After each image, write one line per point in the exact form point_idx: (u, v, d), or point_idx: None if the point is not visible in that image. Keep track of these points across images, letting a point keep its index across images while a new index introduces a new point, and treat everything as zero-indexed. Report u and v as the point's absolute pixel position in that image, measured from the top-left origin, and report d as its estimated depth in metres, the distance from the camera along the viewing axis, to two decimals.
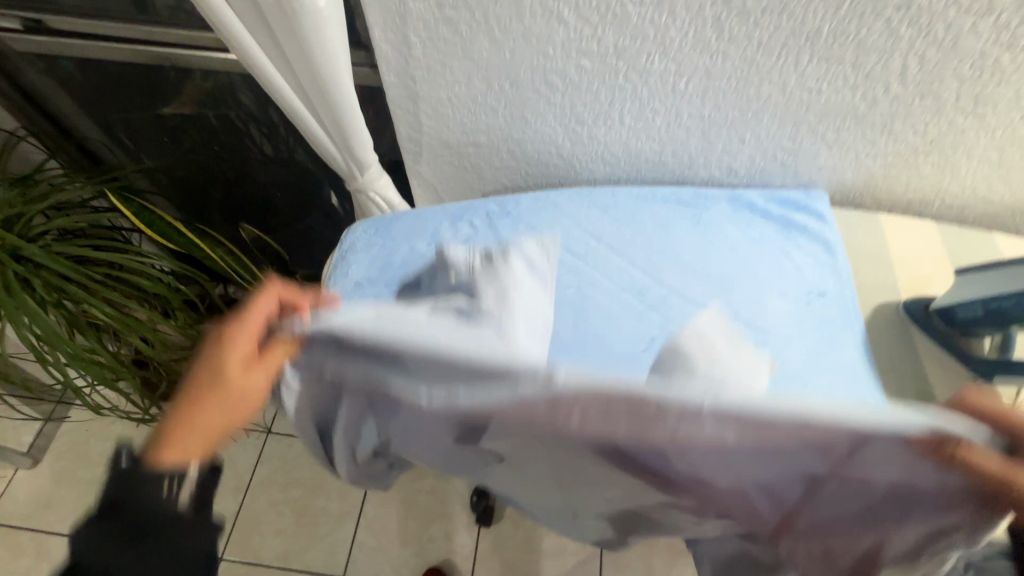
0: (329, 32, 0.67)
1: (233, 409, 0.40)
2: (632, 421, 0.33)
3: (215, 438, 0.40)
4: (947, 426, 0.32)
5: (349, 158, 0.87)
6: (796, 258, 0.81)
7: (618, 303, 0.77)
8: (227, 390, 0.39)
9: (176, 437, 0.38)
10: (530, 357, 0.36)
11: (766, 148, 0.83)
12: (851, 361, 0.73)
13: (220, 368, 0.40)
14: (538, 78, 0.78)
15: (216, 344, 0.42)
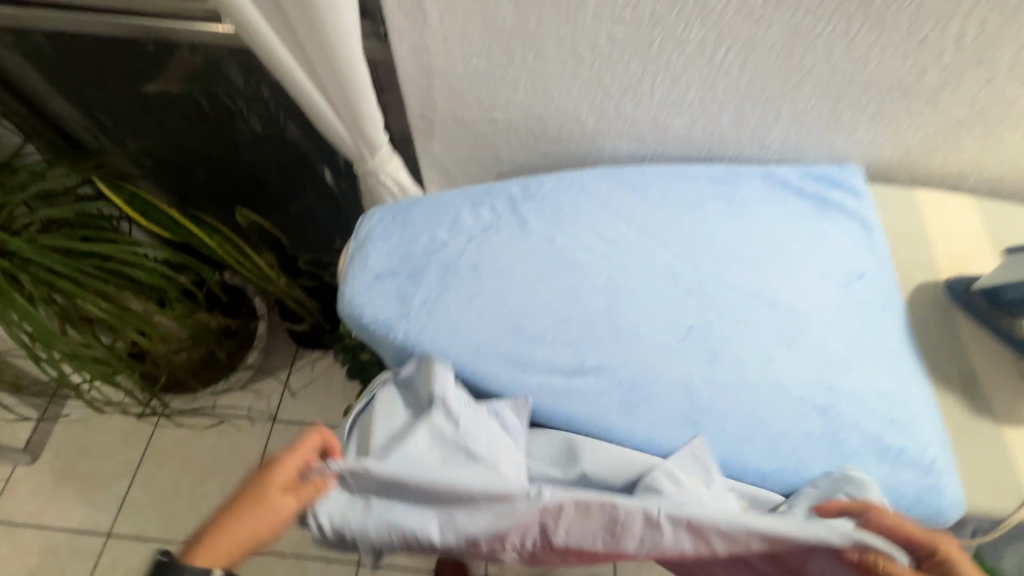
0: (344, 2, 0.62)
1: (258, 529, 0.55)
2: (606, 538, 0.51)
3: (240, 550, 0.55)
4: (873, 541, 0.49)
5: (358, 138, 0.81)
6: (833, 238, 0.78)
7: (652, 290, 0.73)
8: (267, 515, 0.55)
9: (212, 545, 0.54)
10: (517, 478, 0.55)
11: (803, 122, 0.79)
12: (895, 345, 0.70)
13: (263, 496, 0.56)
14: (565, 49, 0.73)
15: (263, 470, 0.57)
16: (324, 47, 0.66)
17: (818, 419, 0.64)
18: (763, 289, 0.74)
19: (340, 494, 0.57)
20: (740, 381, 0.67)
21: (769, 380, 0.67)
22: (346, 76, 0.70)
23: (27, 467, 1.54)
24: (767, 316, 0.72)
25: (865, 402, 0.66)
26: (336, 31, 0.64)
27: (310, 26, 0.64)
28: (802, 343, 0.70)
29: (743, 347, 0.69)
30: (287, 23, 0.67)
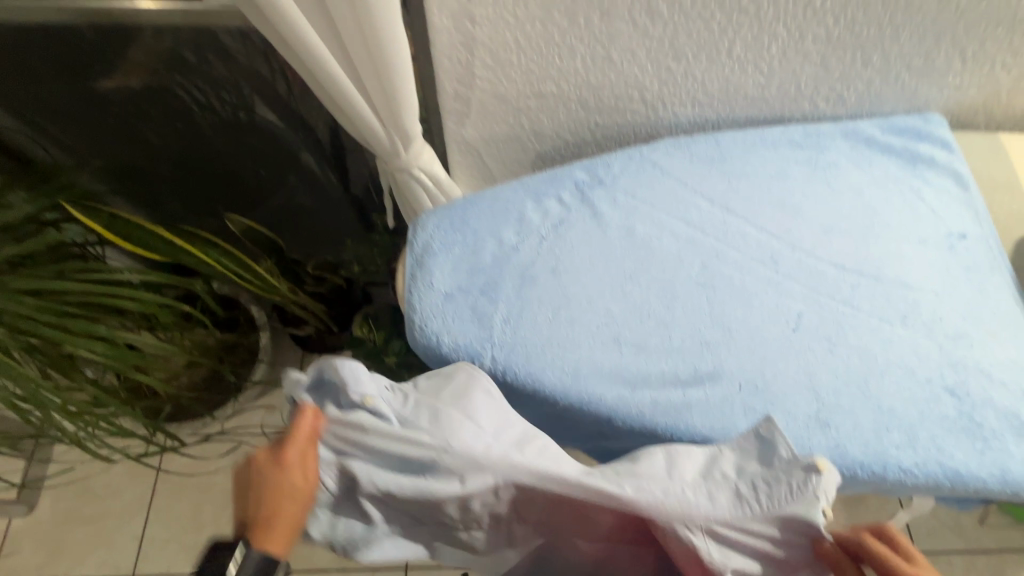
0: None
1: (293, 499, 0.45)
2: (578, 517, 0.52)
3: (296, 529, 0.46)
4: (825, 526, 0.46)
5: (390, 126, 0.68)
6: (927, 198, 0.72)
7: (751, 277, 0.66)
8: (289, 489, 0.45)
9: (273, 527, 0.45)
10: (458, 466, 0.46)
11: (891, 70, 0.71)
12: (1009, 309, 0.66)
13: (281, 493, 0.45)
14: (638, 4, 0.62)
15: (270, 482, 0.45)
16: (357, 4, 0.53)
17: (951, 402, 0.60)
18: (866, 263, 0.68)
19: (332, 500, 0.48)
20: (864, 369, 0.61)
21: (892, 365, 0.62)
22: (383, 42, 0.56)
23: (25, 518, 1.39)
24: (876, 291, 0.66)
25: (994, 375, 0.61)
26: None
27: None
28: (917, 317, 0.65)
29: (858, 330, 0.64)
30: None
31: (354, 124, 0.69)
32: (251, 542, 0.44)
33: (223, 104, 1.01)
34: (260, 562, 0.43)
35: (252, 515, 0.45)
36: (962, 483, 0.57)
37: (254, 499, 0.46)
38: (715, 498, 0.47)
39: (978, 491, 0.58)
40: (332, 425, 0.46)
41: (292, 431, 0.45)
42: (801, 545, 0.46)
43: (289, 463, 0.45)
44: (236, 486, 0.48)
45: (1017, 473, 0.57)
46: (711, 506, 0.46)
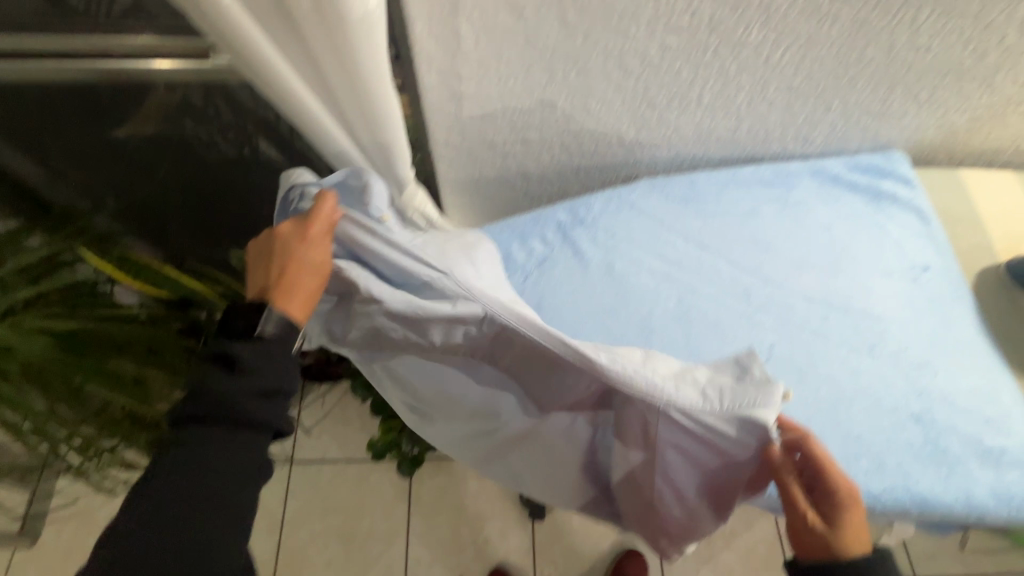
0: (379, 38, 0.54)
1: (306, 277, 0.51)
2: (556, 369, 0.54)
3: (312, 301, 0.52)
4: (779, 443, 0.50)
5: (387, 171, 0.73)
6: (892, 232, 0.76)
7: (724, 310, 0.70)
8: (308, 265, 0.51)
9: (292, 294, 0.51)
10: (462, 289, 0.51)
11: (852, 113, 0.76)
12: (972, 339, 0.69)
13: (299, 263, 0.51)
14: (611, 62, 0.66)
15: (293, 252, 0.51)
16: (352, 78, 0.56)
17: (917, 429, 0.63)
18: (835, 295, 0.72)
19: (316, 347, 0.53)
20: (833, 399, 0.65)
21: (861, 394, 0.65)
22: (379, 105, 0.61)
23: (27, 552, 1.41)
24: (844, 323, 0.70)
25: (958, 404, 0.64)
26: (369, 58, 0.54)
27: (337, 58, 0.54)
28: (884, 347, 0.68)
29: (829, 361, 0.67)
30: (303, 59, 0.57)
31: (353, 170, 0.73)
32: (273, 305, 0.51)
33: (227, 140, 1.06)
34: (279, 323, 0.51)
35: (274, 278, 0.52)
36: (929, 510, 0.60)
37: (275, 270, 0.52)
38: (681, 391, 0.49)
39: (943, 516, 0.60)
40: (348, 221, 0.52)
41: (308, 222, 0.50)
42: (752, 446, 0.50)
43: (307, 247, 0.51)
44: (262, 252, 0.55)
45: (981, 498, 0.60)
46: (679, 394, 0.49)
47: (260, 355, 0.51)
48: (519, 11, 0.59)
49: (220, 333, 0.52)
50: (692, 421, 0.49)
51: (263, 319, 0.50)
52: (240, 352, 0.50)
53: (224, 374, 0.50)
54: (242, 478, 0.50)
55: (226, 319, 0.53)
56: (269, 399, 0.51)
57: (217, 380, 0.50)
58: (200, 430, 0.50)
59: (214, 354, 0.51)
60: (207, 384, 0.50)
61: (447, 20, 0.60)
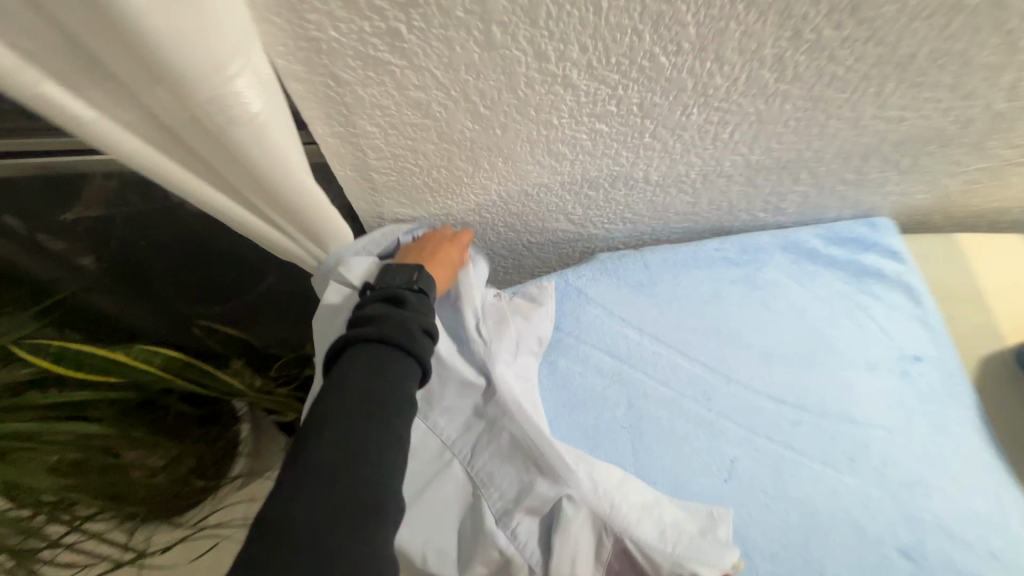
0: (276, 134, 0.42)
1: (450, 260, 0.62)
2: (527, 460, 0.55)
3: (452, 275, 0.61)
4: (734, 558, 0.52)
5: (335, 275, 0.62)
6: (877, 316, 0.67)
7: (681, 417, 0.62)
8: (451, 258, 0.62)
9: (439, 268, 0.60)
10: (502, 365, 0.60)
11: (824, 183, 0.68)
12: (971, 446, 0.60)
13: (448, 253, 0.62)
14: (538, 149, 0.60)
15: (442, 246, 0.63)
16: (267, 190, 0.46)
17: (906, 567, 0.54)
18: (810, 397, 0.63)
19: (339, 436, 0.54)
20: (807, 529, 0.56)
21: (840, 521, 0.56)
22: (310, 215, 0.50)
23: None
24: (819, 430, 0.61)
25: (956, 533, 0.55)
26: (280, 167, 0.44)
27: (240, 171, 0.43)
28: (867, 461, 0.59)
29: (800, 480, 0.58)
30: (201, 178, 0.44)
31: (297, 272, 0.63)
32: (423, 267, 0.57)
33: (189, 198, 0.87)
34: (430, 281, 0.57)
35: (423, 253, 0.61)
36: None
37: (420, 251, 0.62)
38: (643, 523, 0.53)
39: None
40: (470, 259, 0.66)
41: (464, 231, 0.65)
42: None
43: (454, 244, 0.64)
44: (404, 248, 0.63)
45: None
46: (638, 525, 0.52)
47: (424, 302, 0.54)
48: (422, 108, 0.53)
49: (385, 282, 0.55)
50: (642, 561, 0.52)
51: (417, 277, 0.56)
52: (408, 300, 0.53)
53: (394, 308, 0.51)
54: (400, 394, 0.46)
55: (389, 272, 0.57)
56: (429, 338, 0.51)
57: (392, 313, 0.51)
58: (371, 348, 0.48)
59: (380, 296, 0.53)
60: (385, 314, 0.50)
61: (346, 119, 0.54)
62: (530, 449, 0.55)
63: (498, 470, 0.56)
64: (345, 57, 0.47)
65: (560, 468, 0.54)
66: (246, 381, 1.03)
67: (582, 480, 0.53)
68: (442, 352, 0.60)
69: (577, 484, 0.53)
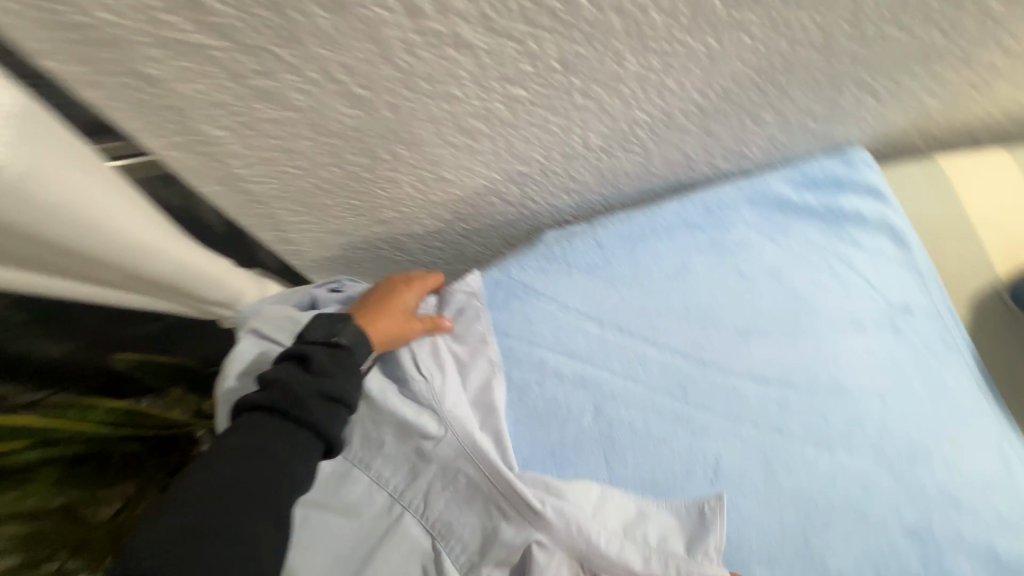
0: (39, 178, 0.33)
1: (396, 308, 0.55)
2: (488, 502, 0.47)
3: (395, 324, 0.53)
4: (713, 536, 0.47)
5: (186, 296, 0.53)
6: (859, 266, 0.59)
7: (655, 416, 0.55)
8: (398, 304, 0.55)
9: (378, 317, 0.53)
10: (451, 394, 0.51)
11: (792, 122, 0.58)
12: (969, 399, 0.54)
13: (397, 298, 0.56)
14: (446, 129, 0.48)
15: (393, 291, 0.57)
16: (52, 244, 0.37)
17: (911, 547, 0.49)
18: (795, 370, 0.56)
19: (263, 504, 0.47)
20: (804, 523, 0.50)
21: (839, 508, 0.50)
22: (126, 255, 0.42)
23: None
24: (809, 407, 0.54)
25: (961, 501, 0.50)
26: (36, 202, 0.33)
27: None
28: (862, 434, 0.53)
29: (795, 469, 0.52)
30: None
31: (138, 302, 0.53)
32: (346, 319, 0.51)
33: None
34: (358, 331, 0.49)
35: (366, 302, 0.55)
36: None
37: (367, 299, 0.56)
38: (625, 551, 0.46)
39: None
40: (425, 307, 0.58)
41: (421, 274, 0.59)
42: None
43: (411, 290, 0.57)
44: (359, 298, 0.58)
45: None
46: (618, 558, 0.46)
47: (341, 359, 0.47)
48: (278, 98, 0.40)
49: (306, 332, 0.49)
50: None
51: (341, 327, 0.49)
52: (319, 361, 0.46)
53: (298, 370, 0.45)
54: (294, 475, 0.42)
55: (314, 319, 0.50)
56: (333, 405, 0.45)
57: (293, 375, 0.45)
58: (263, 418, 0.44)
59: (290, 352, 0.47)
60: (282, 377, 0.45)
61: (181, 126, 0.41)
62: (489, 492, 0.47)
63: (460, 520, 0.47)
64: (142, 46, 0.34)
65: (525, 513, 0.46)
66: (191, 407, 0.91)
67: (553, 522, 0.46)
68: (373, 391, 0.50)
69: (546, 527, 0.46)
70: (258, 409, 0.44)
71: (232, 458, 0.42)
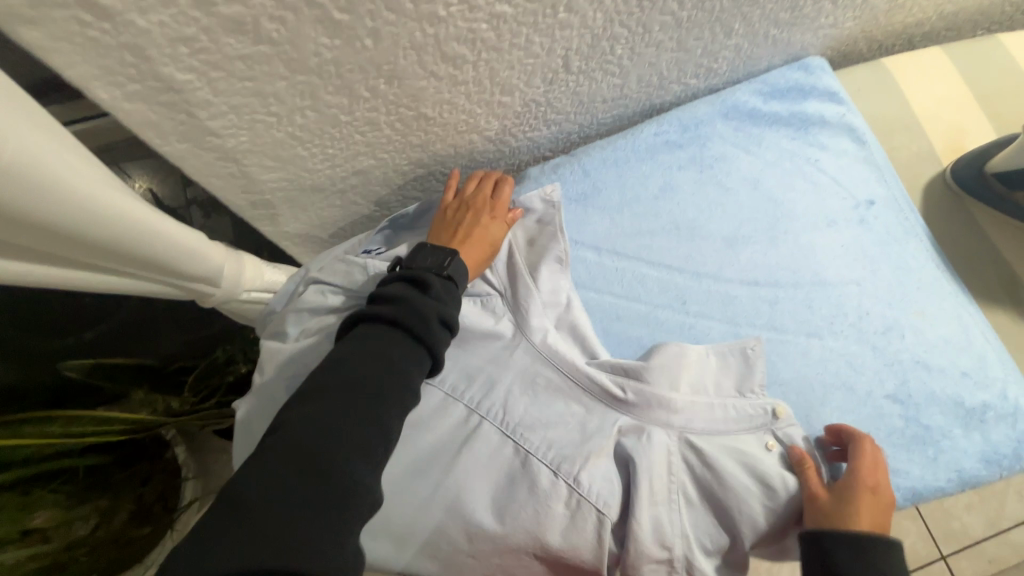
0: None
1: (485, 245, 0.55)
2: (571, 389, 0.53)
3: (480, 266, 0.55)
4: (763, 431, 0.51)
5: (168, 275, 0.49)
6: (826, 167, 0.63)
7: (660, 330, 0.57)
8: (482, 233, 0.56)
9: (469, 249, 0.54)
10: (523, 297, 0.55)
11: (758, 31, 0.59)
12: (931, 276, 0.60)
13: (478, 225, 0.56)
14: (429, 58, 0.45)
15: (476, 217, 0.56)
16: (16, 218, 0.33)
17: (897, 410, 0.55)
18: (781, 270, 0.59)
19: None
20: (804, 404, 0.55)
21: (832, 386, 0.56)
22: (101, 227, 0.38)
23: None
24: (797, 302, 0.58)
25: (932, 364, 0.57)
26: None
27: None
28: (845, 319, 0.58)
29: (790, 358, 0.56)
30: None
31: (118, 286, 0.49)
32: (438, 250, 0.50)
33: None
34: (460, 267, 0.50)
35: (455, 235, 0.55)
36: (922, 497, 0.54)
37: (451, 230, 0.56)
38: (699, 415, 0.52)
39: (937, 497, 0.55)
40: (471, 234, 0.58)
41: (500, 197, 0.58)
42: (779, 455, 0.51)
43: (497, 220, 0.57)
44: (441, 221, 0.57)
45: (972, 469, 0.54)
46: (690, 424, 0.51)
47: (449, 290, 0.47)
48: (250, 30, 0.37)
49: (416, 261, 0.48)
50: (704, 474, 0.49)
51: (448, 261, 0.49)
52: (433, 284, 0.45)
53: (417, 291, 0.44)
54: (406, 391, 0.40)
55: (419, 251, 0.50)
56: (447, 330, 0.44)
57: (415, 294, 0.44)
58: (385, 332, 0.41)
59: (404, 276, 0.46)
60: (404, 296, 0.43)
61: (141, 70, 0.37)
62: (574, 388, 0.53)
63: (545, 418, 0.51)
64: None
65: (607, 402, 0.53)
66: (160, 408, 0.81)
67: (634, 405, 0.52)
68: None
69: (628, 410, 0.52)
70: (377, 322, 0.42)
71: (338, 376, 0.38)
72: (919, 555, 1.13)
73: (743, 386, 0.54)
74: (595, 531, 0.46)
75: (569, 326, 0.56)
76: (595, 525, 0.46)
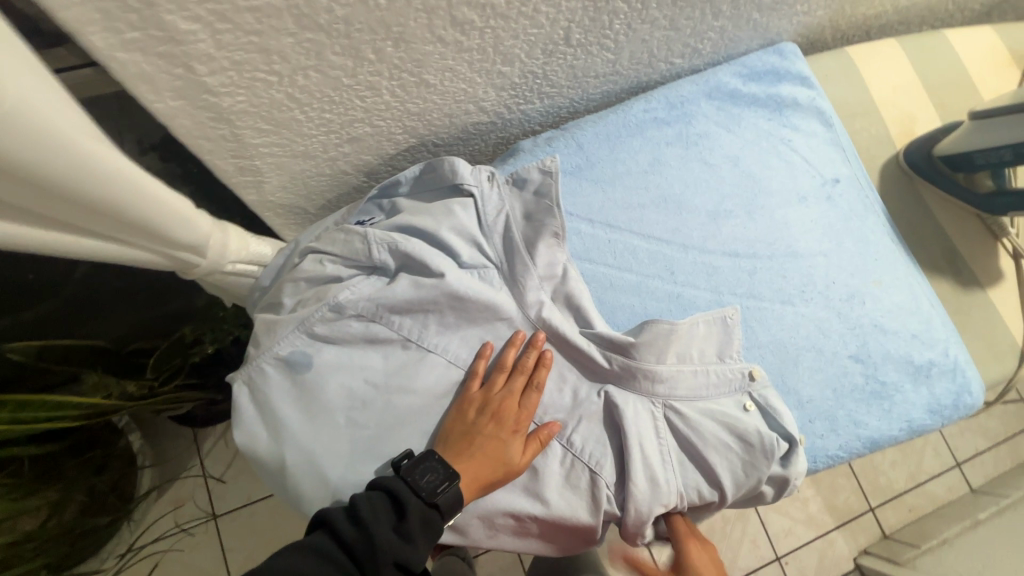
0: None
1: (497, 463, 0.49)
2: (568, 356, 0.57)
3: (484, 489, 0.49)
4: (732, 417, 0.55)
5: (151, 241, 0.45)
6: (798, 147, 0.68)
7: (651, 300, 0.60)
8: (495, 448, 0.49)
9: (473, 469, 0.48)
10: (521, 271, 0.56)
11: (742, 14, 0.62)
12: (886, 249, 0.67)
13: (492, 436, 0.50)
14: (439, 21, 0.45)
15: (490, 425, 0.50)
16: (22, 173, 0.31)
17: (859, 369, 0.61)
18: (759, 242, 0.64)
19: (338, 378, 0.50)
20: (780, 364, 0.60)
21: (803, 348, 0.61)
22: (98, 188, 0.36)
23: None
24: (773, 271, 0.63)
25: (887, 327, 0.63)
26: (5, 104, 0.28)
27: None
28: (814, 288, 0.63)
29: (767, 323, 0.61)
30: None
31: (102, 256, 0.45)
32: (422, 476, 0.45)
33: None
34: (454, 498, 0.45)
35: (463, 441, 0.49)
36: (878, 445, 0.61)
37: (466, 436, 0.50)
38: (689, 381, 0.55)
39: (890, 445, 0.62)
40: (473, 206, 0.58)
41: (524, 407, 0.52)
42: (752, 434, 0.54)
43: (520, 435, 0.51)
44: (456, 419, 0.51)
45: (919, 419, 0.62)
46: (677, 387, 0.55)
47: (431, 528, 0.44)
48: None
49: (411, 479, 0.45)
50: (688, 434, 0.54)
51: (442, 488, 0.45)
52: (414, 527, 0.43)
53: (393, 525, 0.43)
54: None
55: (423, 466, 0.46)
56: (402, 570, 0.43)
57: (387, 530, 0.42)
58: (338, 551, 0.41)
59: (390, 493, 0.44)
60: (376, 527, 0.42)
61: (143, 17, 0.34)
62: (567, 356, 0.57)
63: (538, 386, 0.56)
64: None
65: (597, 372, 0.56)
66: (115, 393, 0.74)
67: (621, 373, 0.55)
68: (448, 276, 0.53)
69: (616, 378, 0.56)
70: (338, 541, 0.42)
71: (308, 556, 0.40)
72: (852, 507, 1.26)
73: (722, 352, 0.58)
74: (589, 490, 0.53)
75: (564, 297, 0.58)
76: (588, 483, 0.53)
